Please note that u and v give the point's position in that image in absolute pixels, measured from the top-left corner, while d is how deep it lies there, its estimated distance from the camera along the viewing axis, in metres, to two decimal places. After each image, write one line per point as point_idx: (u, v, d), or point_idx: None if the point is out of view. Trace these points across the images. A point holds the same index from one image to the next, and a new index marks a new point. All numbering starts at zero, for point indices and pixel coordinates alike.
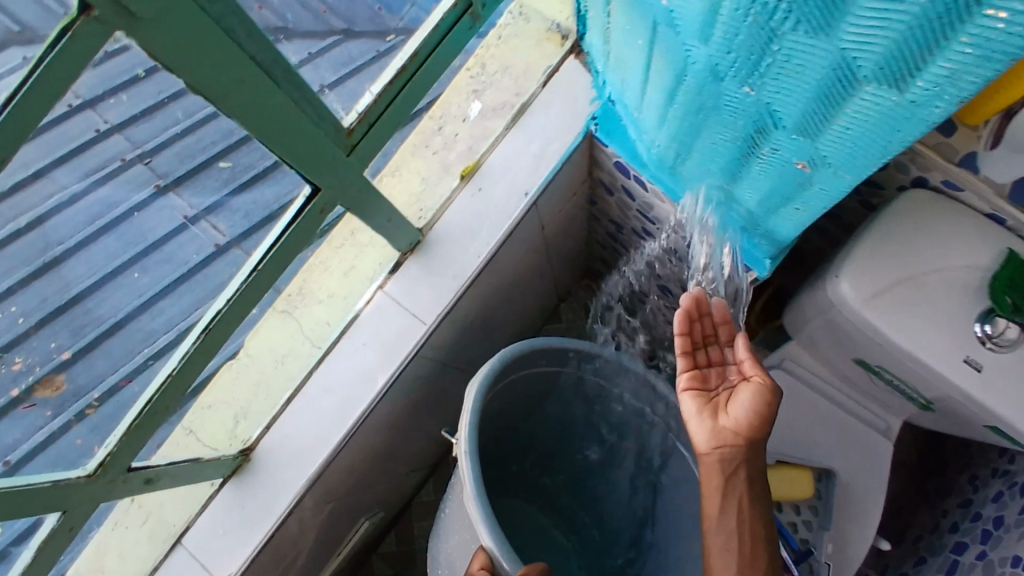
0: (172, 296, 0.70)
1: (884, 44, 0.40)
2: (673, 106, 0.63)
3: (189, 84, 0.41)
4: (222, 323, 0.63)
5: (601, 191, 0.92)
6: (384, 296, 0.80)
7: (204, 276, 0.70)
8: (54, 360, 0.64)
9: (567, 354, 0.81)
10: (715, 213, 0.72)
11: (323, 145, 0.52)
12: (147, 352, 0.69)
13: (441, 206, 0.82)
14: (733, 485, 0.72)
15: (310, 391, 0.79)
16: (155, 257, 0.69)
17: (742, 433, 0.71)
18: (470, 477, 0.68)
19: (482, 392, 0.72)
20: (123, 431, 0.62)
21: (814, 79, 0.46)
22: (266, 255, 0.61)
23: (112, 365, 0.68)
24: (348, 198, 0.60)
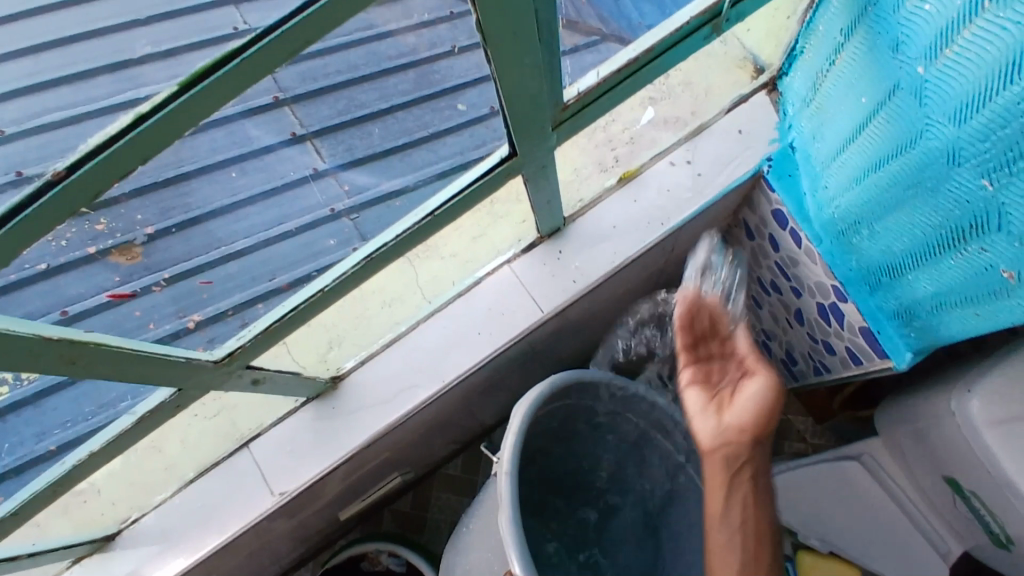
0: (260, 206, 0.76)
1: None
2: (877, 173, 0.60)
3: (478, 24, 0.39)
4: (380, 257, 0.65)
5: (740, 232, 0.90)
6: (509, 271, 0.81)
7: (292, 196, 0.77)
8: (136, 231, 0.69)
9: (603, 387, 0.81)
10: (874, 291, 0.69)
11: (543, 113, 0.51)
12: (222, 249, 0.74)
13: (592, 200, 0.81)
14: (741, 482, 0.70)
15: (409, 342, 0.80)
16: (255, 164, 0.74)
17: (742, 426, 0.71)
18: (506, 501, 0.66)
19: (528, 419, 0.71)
20: (260, 329, 0.62)
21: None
22: (444, 203, 0.62)
23: (189, 251, 0.72)
24: (530, 173, 0.61)
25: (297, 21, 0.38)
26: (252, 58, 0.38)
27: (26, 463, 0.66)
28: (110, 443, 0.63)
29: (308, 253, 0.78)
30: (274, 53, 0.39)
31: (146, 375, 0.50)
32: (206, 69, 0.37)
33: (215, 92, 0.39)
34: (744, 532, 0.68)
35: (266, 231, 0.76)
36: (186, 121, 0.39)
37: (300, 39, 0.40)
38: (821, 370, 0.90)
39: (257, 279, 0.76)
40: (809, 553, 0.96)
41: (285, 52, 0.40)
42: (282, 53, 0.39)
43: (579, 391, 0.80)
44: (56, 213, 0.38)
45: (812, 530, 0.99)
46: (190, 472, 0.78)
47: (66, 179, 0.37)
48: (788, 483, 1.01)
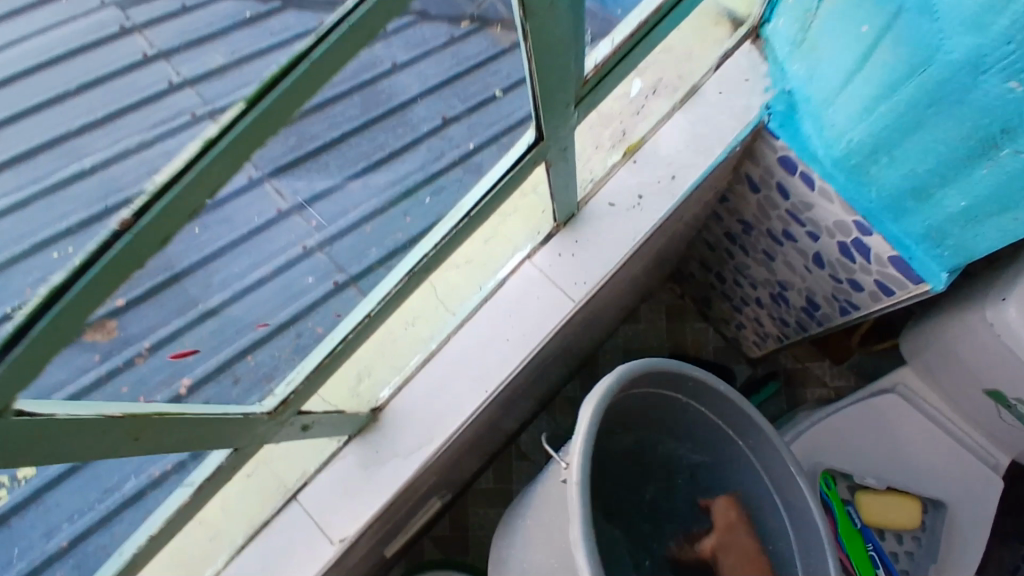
0: (232, 255, 0.75)
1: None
2: (890, 100, 0.60)
3: None
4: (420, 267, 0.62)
5: (744, 188, 0.90)
6: (531, 266, 0.77)
7: (265, 237, 0.78)
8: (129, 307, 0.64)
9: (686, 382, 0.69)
10: (898, 218, 0.70)
11: (568, 88, 0.50)
12: (199, 307, 0.73)
13: (601, 178, 0.79)
14: (739, 568, 0.76)
15: (443, 358, 0.77)
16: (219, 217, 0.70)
17: (730, 523, 0.77)
18: (579, 512, 0.55)
19: (597, 420, 0.60)
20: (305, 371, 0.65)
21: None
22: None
23: (162, 317, 0.69)
24: (554, 156, 0.59)
25: (362, 14, 0.35)
26: (319, 57, 0.34)
27: (40, 564, 0.67)
28: (177, 510, 0.65)
29: (287, 295, 0.79)
30: (339, 52, 0.36)
31: (204, 439, 0.48)
32: (276, 77, 0.33)
33: (279, 107, 0.35)
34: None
35: (242, 279, 0.77)
36: (251, 145, 0.35)
37: (365, 33, 0.37)
38: (847, 308, 0.90)
39: (243, 330, 0.76)
40: (867, 493, 0.97)
41: (357, 42, 0.37)
42: (354, 43, 0.36)
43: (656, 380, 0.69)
44: (123, 271, 0.33)
45: (868, 471, 0.98)
46: (240, 538, 0.73)
47: (133, 228, 0.31)
48: (833, 428, 0.99)
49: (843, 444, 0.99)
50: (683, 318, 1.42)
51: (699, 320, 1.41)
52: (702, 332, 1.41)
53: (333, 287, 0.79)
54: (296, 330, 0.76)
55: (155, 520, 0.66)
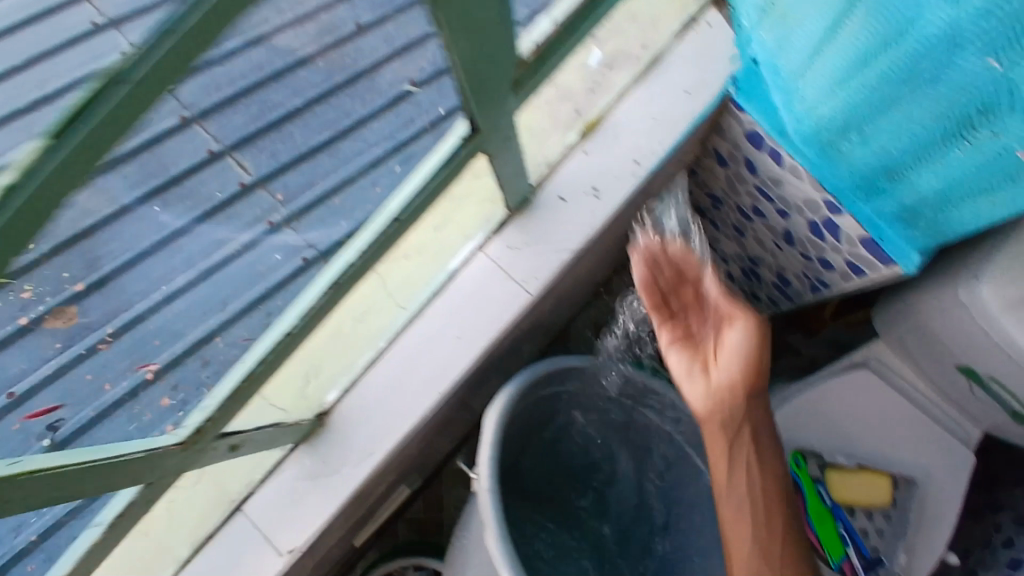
0: (192, 235, 0.72)
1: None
2: (861, 76, 0.55)
3: None
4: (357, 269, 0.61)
5: (712, 162, 0.84)
6: (483, 258, 0.71)
7: (229, 213, 0.73)
8: (67, 289, 0.65)
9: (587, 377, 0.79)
10: (868, 200, 0.65)
11: (500, 73, 0.45)
12: (164, 289, 0.71)
13: (555, 161, 0.72)
14: (740, 451, 0.66)
15: (392, 357, 0.72)
16: (177, 192, 0.69)
17: (738, 387, 0.66)
18: (492, 519, 0.62)
19: (502, 424, 0.69)
20: (220, 397, 0.60)
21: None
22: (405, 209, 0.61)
23: (126, 300, 0.70)
24: (496, 147, 0.56)
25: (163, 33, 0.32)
26: (139, 80, 0.32)
27: (5, 562, 0.65)
28: (87, 553, 0.60)
29: (253, 274, 0.74)
30: (167, 70, 0.33)
31: (82, 488, 0.46)
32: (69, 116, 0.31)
33: (93, 146, 0.32)
34: (753, 503, 0.65)
35: (205, 258, 0.73)
36: (70, 181, 0.33)
37: (187, 49, 0.33)
38: (818, 286, 0.86)
39: (207, 312, 0.74)
40: (837, 471, 0.95)
41: (183, 58, 0.33)
42: (176, 61, 0.33)
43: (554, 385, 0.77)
44: None
45: (836, 448, 0.97)
46: (185, 550, 0.70)
47: None
48: (799, 409, 0.97)
49: (815, 422, 0.97)
50: None
51: None
52: None
53: (302, 263, 0.73)
54: (266, 308, 0.72)
55: (61, 563, 0.60)
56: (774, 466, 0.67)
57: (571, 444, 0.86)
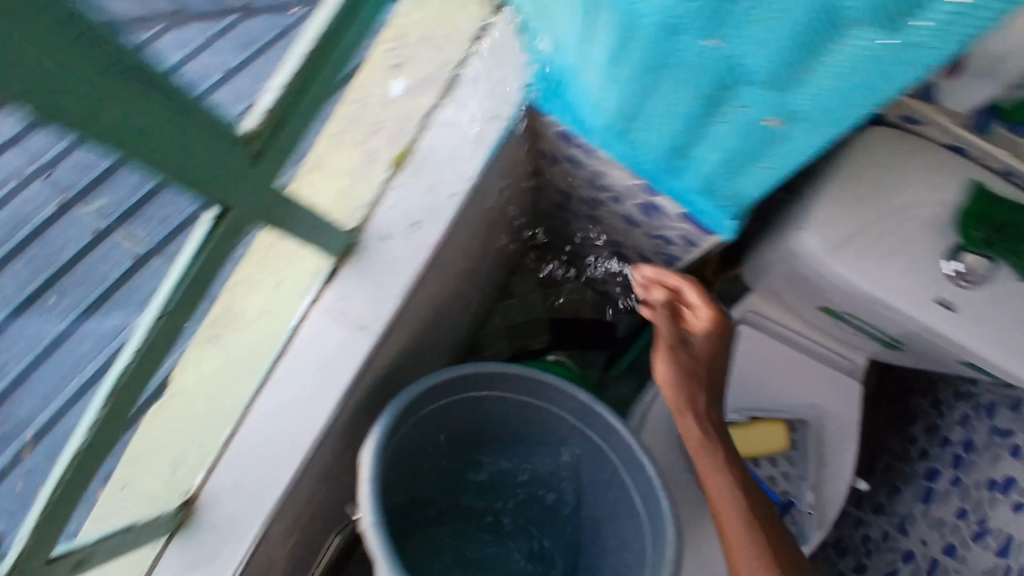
0: None
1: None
2: (621, 66, 0.54)
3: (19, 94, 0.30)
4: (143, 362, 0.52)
5: (546, 161, 0.85)
6: (321, 310, 0.71)
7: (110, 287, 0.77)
8: None
9: (480, 376, 0.81)
10: (675, 176, 0.66)
11: (221, 162, 0.44)
12: None
13: (374, 199, 0.71)
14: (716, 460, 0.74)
15: (253, 427, 0.71)
16: None
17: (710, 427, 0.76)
18: (379, 549, 0.62)
19: (379, 456, 0.68)
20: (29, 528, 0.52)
21: (785, 25, 0.38)
22: (168, 300, 0.50)
23: None
24: (266, 212, 0.52)
25: None
26: None
27: None
28: None
29: None
30: None
31: None
32: None
33: None
34: (749, 525, 0.70)
35: None
36: None
37: None
38: (673, 259, 0.88)
39: None
40: (736, 427, 0.97)
41: None
42: None
43: (444, 389, 0.80)
44: None
45: (731, 405, 0.98)
46: None
47: None
48: None
49: None
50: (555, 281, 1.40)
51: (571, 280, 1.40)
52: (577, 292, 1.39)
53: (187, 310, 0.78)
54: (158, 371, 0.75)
55: None
56: (739, 465, 0.75)
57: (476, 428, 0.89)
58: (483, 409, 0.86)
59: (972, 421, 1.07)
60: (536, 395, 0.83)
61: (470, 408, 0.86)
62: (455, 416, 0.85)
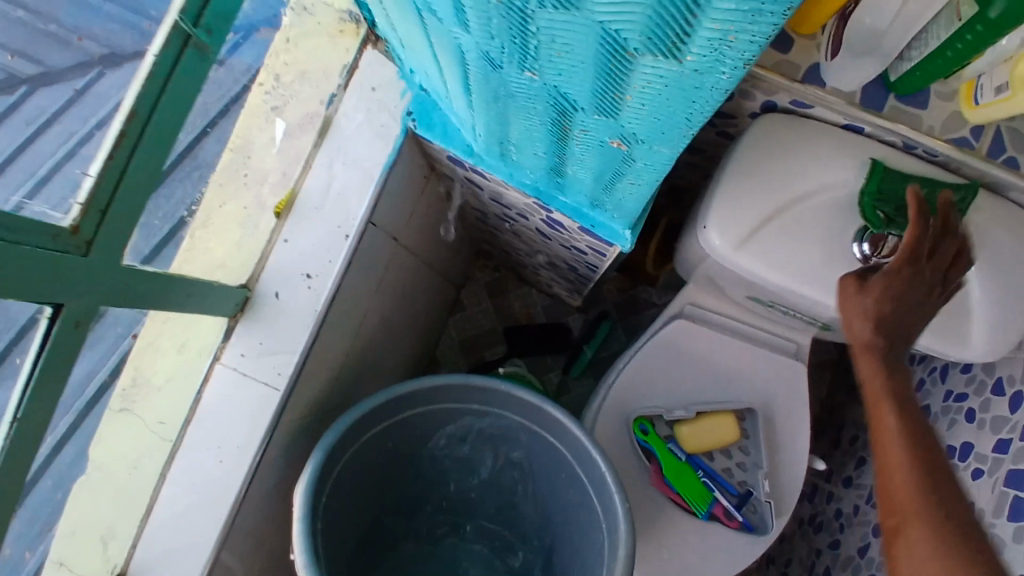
0: None
1: (639, 16, 0.30)
2: (474, 96, 0.53)
3: None
4: (5, 473, 0.49)
5: (452, 182, 0.84)
6: (224, 368, 0.69)
7: None
8: None
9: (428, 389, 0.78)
10: (562, 193, 0.64)
11: (45, 262, 0.43)
12: None
13: (265, 250, 0.70)
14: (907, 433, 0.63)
15: (170, 496, 0.69)
16: None
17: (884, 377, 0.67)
18: None
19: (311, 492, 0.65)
20: None
21: (579, 58, 0.37)
22: (21, 394, 0.49)
23: None
24: (114, 296, 0.51)
25: None
26: None
27: None
28: None
29: None
30: None
31: None
32: None
33: None
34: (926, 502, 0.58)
35: None
36: None
37: None
38: (594, 267, 0.87)
39: None
40: (685, 423, 0.97)
41: None
42: None
43: (389, 405, 0.77)
44: None
45: (676, 402, 0.96)
46: None
47: None
48: (633, 374, 0.97)
49: (656, 384, 0.97)
50: (505, 288, 1.39)
51: (522, 285, 1.38)
52: (528, 296, 1.38)
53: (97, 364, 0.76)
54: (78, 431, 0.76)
55: None
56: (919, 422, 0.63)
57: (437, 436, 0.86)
58: (438, 420, 0.83)
59: (927, 386, 1.05)
60: (485, 401, 0.80)
61: (420, 420, 0.83)
62: (408, 428, 0.82)
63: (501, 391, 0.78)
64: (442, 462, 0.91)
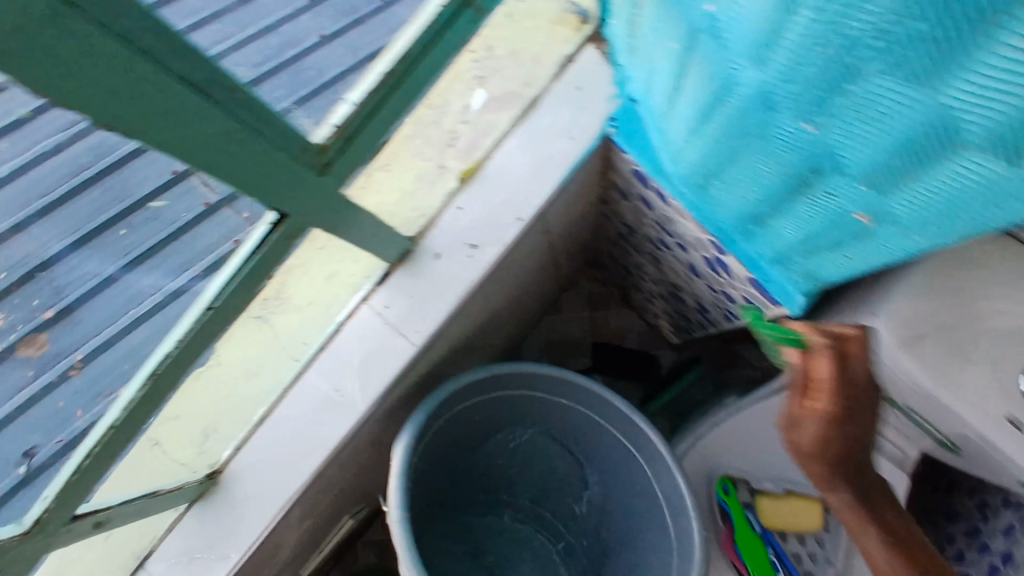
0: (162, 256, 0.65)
1: (1006, 115, 0.31)
2: (707, 126, 0.52)
3: (101, 122, 0.32)
4: (193, 339, 0.54)
5: (616, 193, 0.83)
6: (368, 310, 0.71)
7: (193, 236, 0.63)
8: (37, 318, 0.62)
9: (523, 379, 0.79)
10: (748, 242, 0.64)
11: (292, 167, 0.44)
12: (133, 312, 0.65)
13: (437, 210, 0.71)
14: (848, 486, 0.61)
15: (283, 413, 0.72)
16: (143, 216, 0.63)
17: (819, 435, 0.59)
18: (402, 544, 0.62)
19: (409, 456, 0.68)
20: (59, 487, 0.55)
21: (892, 134, 0.37)
22: (226, 283, 0.53)
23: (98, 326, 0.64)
24: (323, 221, 0.52)
25: None
26: None
27: None
28: None
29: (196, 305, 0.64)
30: None
31: None
32: None
33: None
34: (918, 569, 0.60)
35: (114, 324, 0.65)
36: None
37: None
38: (730, 316, 0.85)
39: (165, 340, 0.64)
40: (767, 496, 0.94)
41: None
42: None
43: (482, 389, 0.78)
44: None
45: (763, 472, 0.95)
46: None
47: None
48: (729, 432, 0.95)
49: (748, 448, 0.94)
50: (607, 305, 1.38)
51: (623, 307, 1.37)
52: (626, 319, 1.37)
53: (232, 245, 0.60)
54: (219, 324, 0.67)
55: None
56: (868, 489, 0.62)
57: (512, 434, 0.87)
58: (520, 414, 0.84)
59: None
60: (574, 404, 0.80)
61: (505, 411, 0.84)
62: (488, 417, 0.83)
63: (592, 395, 0.78)
64: (504, 459, 0.91)
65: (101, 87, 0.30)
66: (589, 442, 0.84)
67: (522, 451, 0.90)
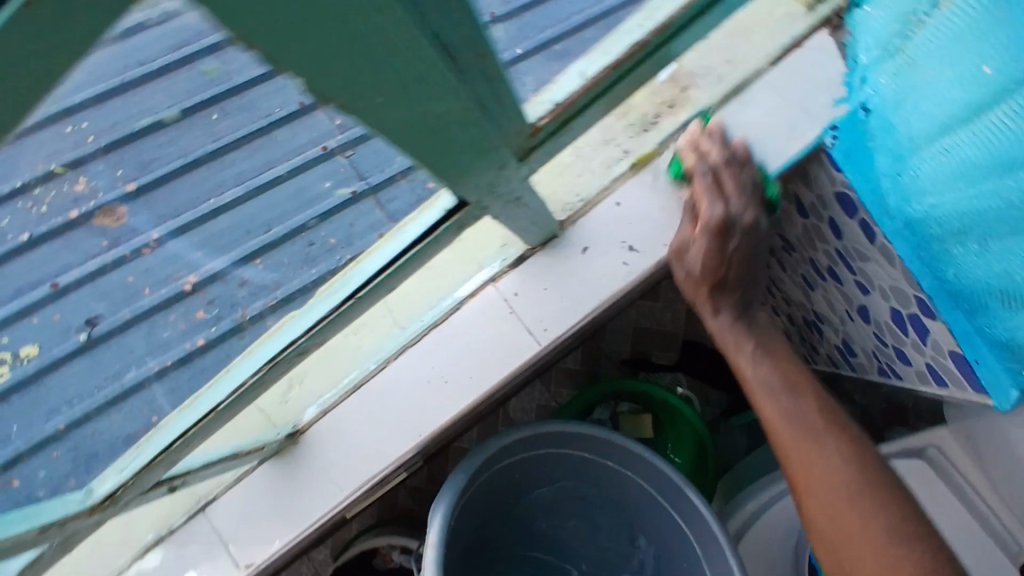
0: (241, 152, 0.76)
1: None
2: (1001, 178, 0.42)
3: (310, 90, 0.21)
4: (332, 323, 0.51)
5: (790, 206, 0.71)
6: (493, 292, 0.63)
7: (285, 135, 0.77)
8: (118, 188, 0.75)
9: (561, 438, 0.70)
10: (975, 319, 0.51)
11: (494, 150, 0.33)
12: (210, 202, 0.75)
13: (596, 195, 0.61)
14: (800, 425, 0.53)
15: (376, 387, 0.64)
16: (235, 105, 0.77)
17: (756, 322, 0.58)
18: None
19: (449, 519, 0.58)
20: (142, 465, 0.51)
21: None
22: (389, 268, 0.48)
23: (179, 205, 0.75)
24: (498, 209, 0.43)
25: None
26: None
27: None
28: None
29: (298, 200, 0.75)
30: None
31: None
32: None
33: None
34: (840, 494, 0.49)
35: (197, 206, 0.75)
36: None
37: None
38: (886, 371, 0.74)
39: (249, 232, 0.74)
40: None
41: None
42: None
43: (518, 449, 0.69)
44: None
45: None
46: (147, 536, 0.65)
47: None
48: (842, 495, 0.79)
49: None
50: None
51: None
52: None
53: (349, 194, 0.74)
54: (306, 239, 0.74)
55: None
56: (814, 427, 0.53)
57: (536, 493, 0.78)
58: (550, 469, 0.75)
59: None
60: (627, 466, 0.71)
61: (533, 469, 0.74)
62: (508, 480, 0.74)
63: (649, 464, 0.68)
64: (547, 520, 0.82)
65: (333, 43, 0.18)
66: (638, 505, 0.75)
67: (547, 510, 0.81)
